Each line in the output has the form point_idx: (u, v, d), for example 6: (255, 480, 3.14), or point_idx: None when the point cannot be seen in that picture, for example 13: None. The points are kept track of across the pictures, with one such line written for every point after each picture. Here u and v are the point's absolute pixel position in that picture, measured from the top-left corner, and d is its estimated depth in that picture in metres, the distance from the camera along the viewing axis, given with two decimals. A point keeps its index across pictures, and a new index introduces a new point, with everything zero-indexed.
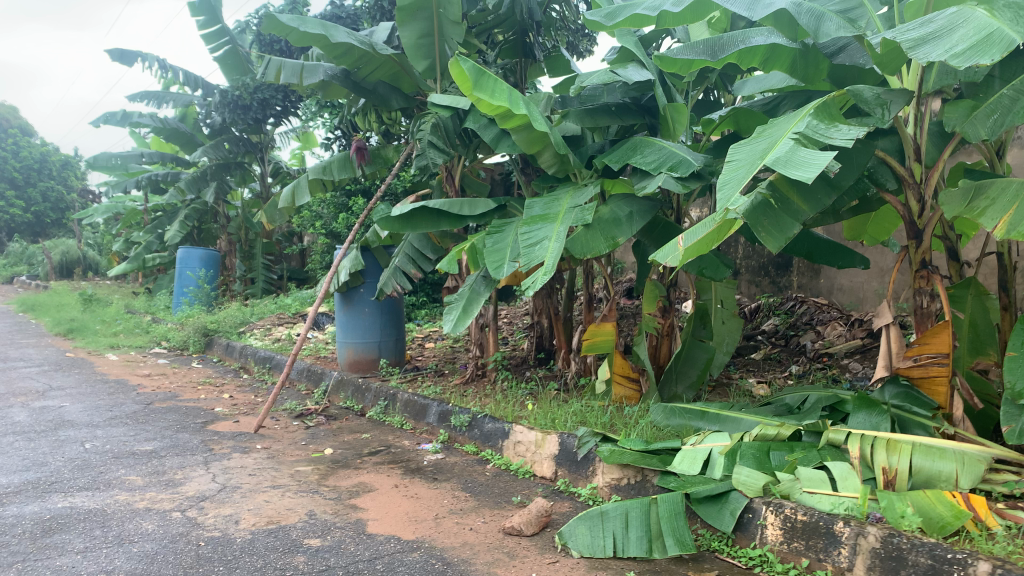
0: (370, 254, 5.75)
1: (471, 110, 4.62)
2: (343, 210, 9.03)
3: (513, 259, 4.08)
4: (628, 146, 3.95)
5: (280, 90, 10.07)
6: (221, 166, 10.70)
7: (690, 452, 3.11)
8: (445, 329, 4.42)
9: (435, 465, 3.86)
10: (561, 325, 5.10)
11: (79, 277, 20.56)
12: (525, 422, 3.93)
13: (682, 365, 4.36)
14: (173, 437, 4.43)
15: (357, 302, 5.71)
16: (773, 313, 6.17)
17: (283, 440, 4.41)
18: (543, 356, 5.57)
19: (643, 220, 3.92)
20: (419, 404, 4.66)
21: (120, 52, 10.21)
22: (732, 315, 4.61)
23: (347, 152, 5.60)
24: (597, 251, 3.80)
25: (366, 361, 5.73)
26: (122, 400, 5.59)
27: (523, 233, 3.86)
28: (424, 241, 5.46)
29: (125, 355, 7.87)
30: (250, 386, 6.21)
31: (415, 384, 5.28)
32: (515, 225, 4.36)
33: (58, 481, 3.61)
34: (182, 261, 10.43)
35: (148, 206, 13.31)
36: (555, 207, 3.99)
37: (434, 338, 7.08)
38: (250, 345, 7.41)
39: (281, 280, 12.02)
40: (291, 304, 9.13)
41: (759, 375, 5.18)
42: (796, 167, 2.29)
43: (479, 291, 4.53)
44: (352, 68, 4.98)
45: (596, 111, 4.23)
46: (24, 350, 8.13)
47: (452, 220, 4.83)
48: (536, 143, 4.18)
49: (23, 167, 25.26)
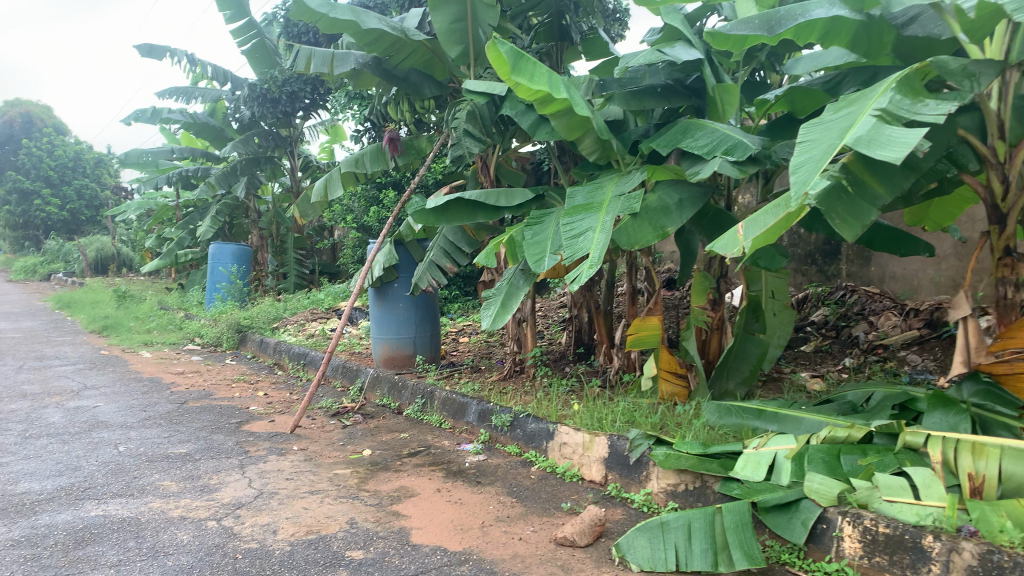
0: (403, 247, 5.59)
1: (507, 95, 4.42)
2: (374, 203, 8.90)
3: (555, 251, 3.89)
4: (678, 129, 3.74)
5: (309, 82, 9.95)
6: (251, 161, 10.63)
7: (753, 456, 2.93)
8: (482, 325, 4.23)
9: (477, 467, 3.68)
10: (602, 319, 4.89)
11: (113, 274, 20.79)
12: (569, 423, 3.73)
13: (734, 361, 4.14)
14: (207, 439, 4.31)
15: (391, 297, 5.56)
16: (822, 303, 5.86)
17: (320, 441, 4.27)
18: (582, 351, 5.35)
19: (693, 207, 3.70)
20: (457, 402, 4.48)
21: (149, 48, 10.17)
22: (784, 306, 4.28)
23: (379, 143, 5.44)
24: (644, 242, 3.62)
25: (401, 357, 5.58)
26: (156, 399, 5.50)
27: (565, 224, 3.68)
28: (458, 234, 5.25)
29: (159, 353, 7.82)
30: (284, 383, 6.10)
31: (451, 381, 5.11)
32: (555, 215, 4.16)
33: (92, 487, 3.51)
34: (214, 256, 10.37)
35: (179, 202, 13.31)
36: (598, 196, 3.79)
37: (469, 333, 6.91)
38: (283, 340, 7.31)
39: (312, 274, 11.94)
40: (324, 299, 9.03)
41: (813, 369, 4.93)
42: (881, 149, 2.13)
43: (518, 285, 4.34)
44: (384, 56, 4.82)
45: (642, 94, 4.02)
46: (60, 348, 8.12)
47: (489, 212, 4.63)
48: (576, 129, 3.99)
49: (58, 166, 25.59)
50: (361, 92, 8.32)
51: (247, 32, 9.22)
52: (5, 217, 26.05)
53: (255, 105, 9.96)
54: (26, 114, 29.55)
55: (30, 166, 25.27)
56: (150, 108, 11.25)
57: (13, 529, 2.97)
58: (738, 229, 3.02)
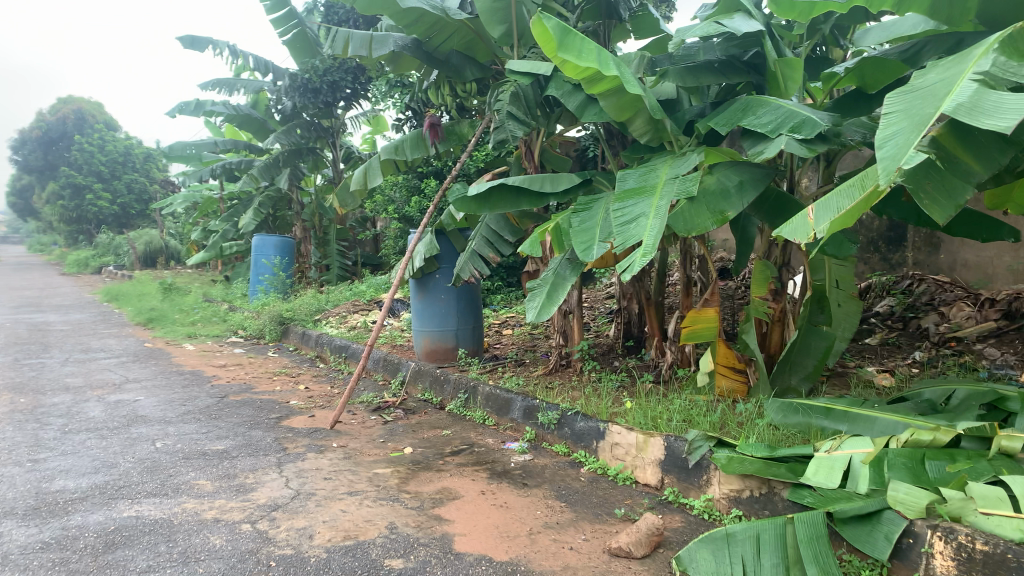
0: (444, 237, 5.41)
1: (552, 76, 4.20)
2: (416, 192, 8.75)
3: (604, 239, 3.66)
4: (738, 106, 3.49)
5: (350, 71, 9.84)
6: (293, 152, 10.56)
7: (825, 460, 2.68)
8: (527, 318, 4.01)
9: (523, 468, 3.49)
10: (653, 311, 4.64)
11: (162, 267, 21.13)
12: (621, 421, 3.51)
13: (797, 355, 3.91)
14: (245, 435, 4.19)
15: (432, 289, 5.39)
16: (887, 293, 5.52)
17: (360, 437, 4.11)
18: (632, 345, 5.10)
19: (755, 189, 3.43)
20: (501, 398, 4.28)
21: (191, 39, 10.16)
22: (849, 297, 4.12)
23: (420, 129, 5.26)
24: (703, 229, 3.39)
25: (443, 350, 5.41)
26: (196, 393, 5.41)
27: (616, 210, 3.47)
28: (501, 222, 5.04)
29: (202, 345, 7.79)
30: (325, 376, 5.97)
31: (495, 375, 4.91)
32: (604, 200, 3.93)
33: (127, 485, 3.40)
34: (258, 248, 10.34)
35: (223, 195, 13.35)
36: (651, 178, 3.57)
37: (513, 325, 6.71)
38: (325, 333, 7.20)
39: (355, 266, 11.87)
40: (366, 291, 8.92)
41: (879, 363, 4.63)
42: (990, 117, 1.87)
43: (564, 276, 4.12)
44: (424, 38, 4.63)
45: (698, 69, 3.77)
46: (106, 340, 8.15)
47: (533, 199, 4.41)
48: (626, 111, 3.79)
49: (109, 160, 26.07)
50: (401, 79, 8.17)
51: (288, 21, 9.13)
52: (58, 212, 26.65)
53: (297, 95, 9.90)
54: (78, 112, 30.18)
55: (83, 162, 25.82)
56: (193, 101, 11.26)
57: (43, 530, 2.86)
58: (808, 213, 2.76)
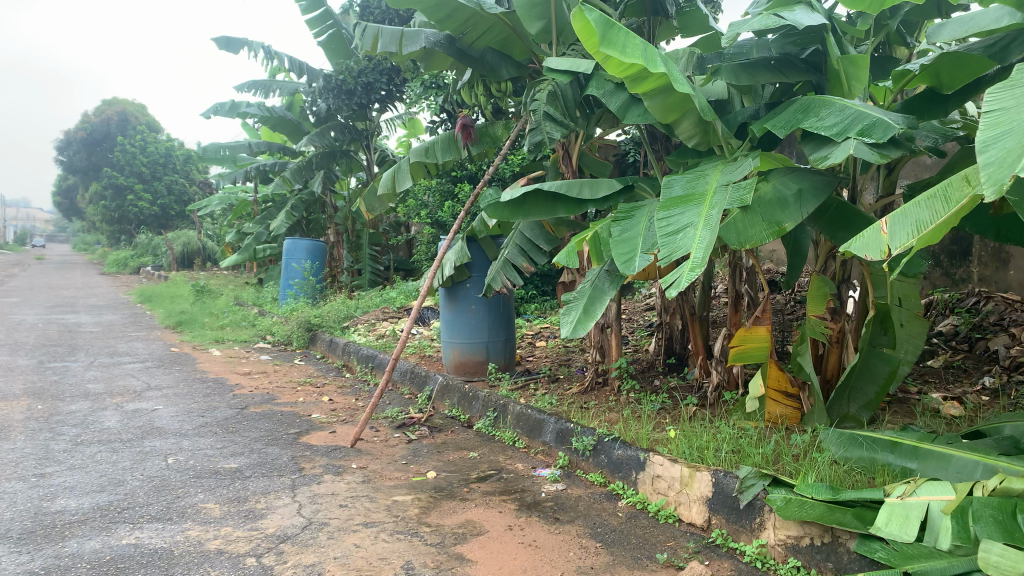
0: (476, 244, 5.15)
1: (593, 74, 3.92)
2: (449, 197, 8.53)
3: (647, 251, 3.37)
4: (798, 107, 3.16)
5: (385, 72, 9.62)
6: (327, 155, 10.40)
7: (898, 507, 2.34)
8: (562, 334, 3.72)
9: (555, 499, 3.20)
10: (697, 326, 4.32)
11: (198, 268, 21.30)
12: (665, 451, 3.20)
13: (857, 380, 3.60)
14: (261, 453, 3.96)
15: (462, 299, 5.14)
16: (950, 312, 5.13)
17: (382, 458, 3.86)
18: (674, 362, 4.78)
19: (816, 199, 3.11)
20: (533, 419, 3.99)
21: (227, 40, 10.07)
22: (914, 317, 3.74)
23: (451, 131, 4.99)
24: (758, 240, 3.07)
25: (473, 364, 5.14)
26: (216, 403, 5.22)
27: (660, 218, 3.18)
28: (536, 230, 4.76)
29: (228, 351, 7.63)
30: (351, 388, 5.74)
31: (527, 392, 4.62)
32: (647, 208, 3.63)
33: (130, 507, 3.18)
34: (289, 252, 10.19)
35: (257, 196, 13.27)
36: (700, 185, 3.28)
37: (546, 337, 6.42)
38: (352, 341, 6.98)
39: (387, 271, 11.69)
40: (396, 297, 8.71)
41: (945, 388, 4.25)
42: None
43: (603, 289, 3.82)
44: (458, 34, 4.39)
45: (753, 66, 3.44)
46: (133, 344, 8.04)
47: (570, 206, 4.12)
48: (671, 112, 3.58)
49: (150, 162, 26.39)
50: (436, 80, 7.94)
51: (324, 22, 8.98)
52: (100, 212, 27.00)
53: (331, 97, 9.73)
54: (121, 114, 30.62)
55: (125, 163, 26.13)
56: (229, 102, 11.18)
57: (34, 559, 2.64)
58: (881, 226, 2.44)
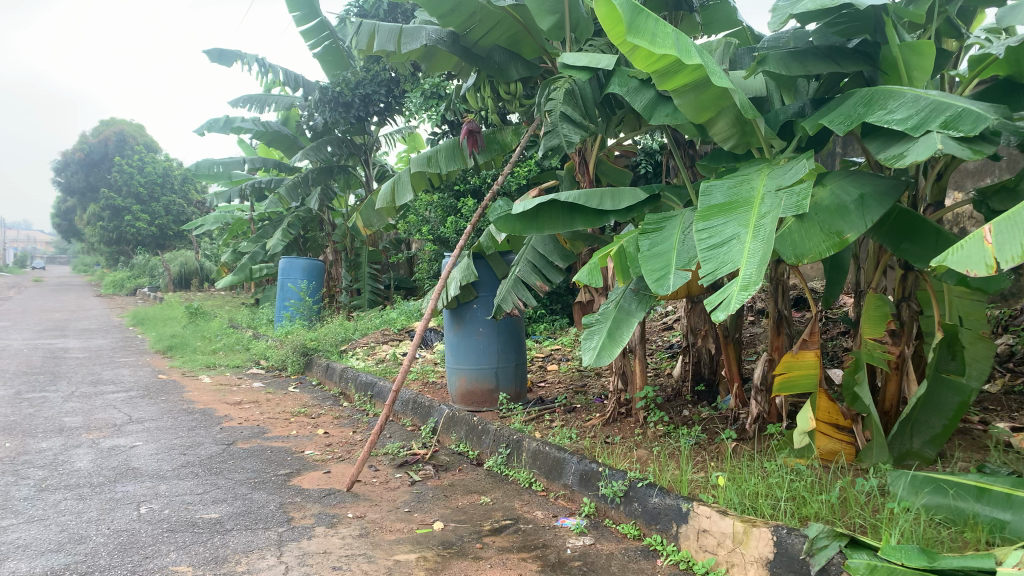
0: (483, 261, 4.72)
1: (614, 70, 3.52)
2: (452, 212, 8.12)
3: (683, 266, 2.97)
4: (859, 99, 2.75)
5: (383, 83, 9.32)
6: (323, 170, 10.00)
7: None
8: (583, 362, 3.27)
9: (582, 558, 2.75)
10: (731, 351, 3.89)
11: (196, 289, 20.93)
12: (710, 501, 2.77)
13: (921, 412, 3.17)
14: (245, 500, 3.51)
15: (469, 321, 4.71)
16: (1003, 330, 4.68)
17: (381, 505, 3.41)
18: (703, 390, 4.32)
19: (881, 205, 2.69)
20: (552, 457, 3.54)
21: (219, 53, 9.70)
22: (981, 337, 3.30)
23: (456, 139, 4.58)
24: (816, 253, 2.66)
25: (480, 393, 4.69)
26: (201, 439, 4.76)
27: (699, 230, 2.80)
28: (549, 245, 4.33)
29: (219, 378, 7.18)
30: (348, 419, 5.28)
31: (543, 425, 4.17)
32: (680, 219, 3.22)
33: (91, 571, 2.73)
34: (284, 272, 9.76)
35: (253, 215, 12.87)
36: (743, 192, 2.89)
37: (558, 360, 5.98)
38: (350, 366, 6.54)
39: (387, 290, 11.27)
40: (397, 318, 8.27)
41: (1012, 418, 3.78)
42: None
43: (630, 311, 3.38)
44: (463, 30, 3.99)
45: (803, 55, 2.98)
46: (118, 371, 7.60)
47: (588, 217, 3.67)
48: (705, 111, 3.18)
49: (148, 183, 26.02)
50: (438, 90, 7.55)
51: (320, 34, 8.62)
52: (97, 234, 26.69)
53: (327, 110, 9.33)
54: (119, 135, 30.24)
55: (122, 183, 25.73)
56: (223, 117, 10.80)
57: None
58: (983, 236, 2.02)
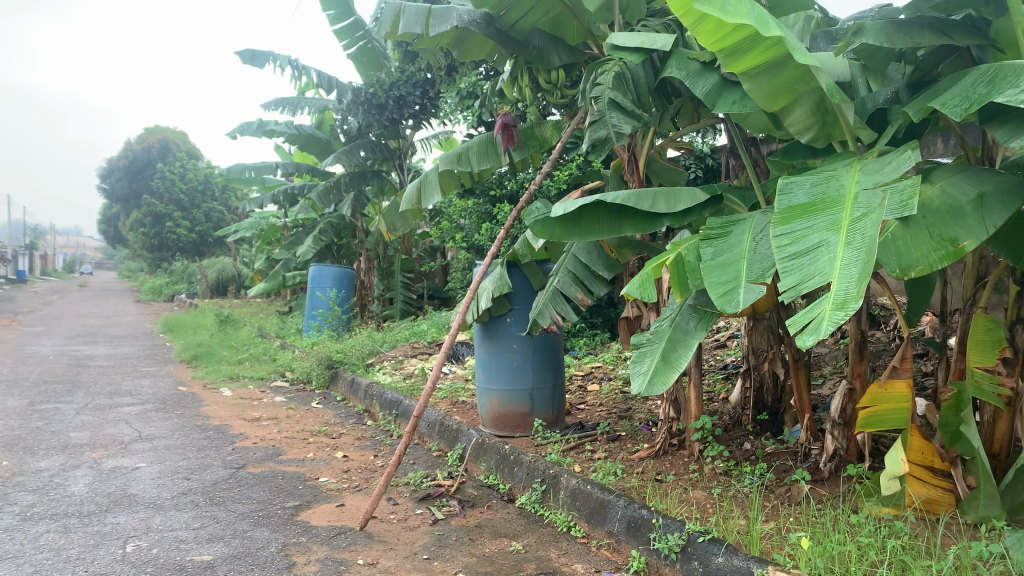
0: (518, 271, 4.27)
1: (671, 52, 3.09)
2: (487, 219, 7.72)
3: (756, 279, 2.50)
4: (979, 76, 2.25)
5: (418, 85, 8.95)
6: (356, 175, 9.64)
7: None
8: (633, 389, 2.80)
9: None
10: (802, 377, 3.37)
11: (232, 295, 20.90)
12: (788, 565, 2.29)
13: None
14: (245, 539, 3.10)
15: (501, 337, 4.26)
16: None
17: (397, 549, 2.96)
18: (766, 420, 3.83)
19: (1006, 206, 2.19)
20: (595, 498, 3.06)
21: (251, 53, 9.42)
22: None
23: (490, 134, 4.16)
24: (926, 264, 2.17)
25: (513, 417, 4.23)
26: (209, 461, 4.38)
27: (778, 236, 2.33)
28: (593, 253, 3.87)
29: (241, 391, 6.83)
30: (370, 441, 4.86)
31: (583, 456, 3.69)
32: (749, 223, 2.74)
33: None
34: (314, 279, 9.43)
35: (286, 221, 12.61)
36: (831, 189, 2.42)
37: (599, 379, 5.50)
38: (376, 382, 6.13)
39: (420, 299, 10.92)
40: (428, 330, 7.87)
41: None
42: None
43: (688, 331, 2.89)
44: (499, 9, 3.56)
45: (906, 26, 2.50)
46: (139, 381, 7.30)
47: (639, 221, 3.20)
48: (780, 98, 2.74)
49: (189, 190, 26.13)
50: (474, 89, 7.14)
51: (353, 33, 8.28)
52: (138, 240, 26.93)
53: (361, 112, 8.98)
54: (162, 142, 30.48)
55: (163, 190, 25.86)
56: (255, 121, 10.54)
57: None
58: None
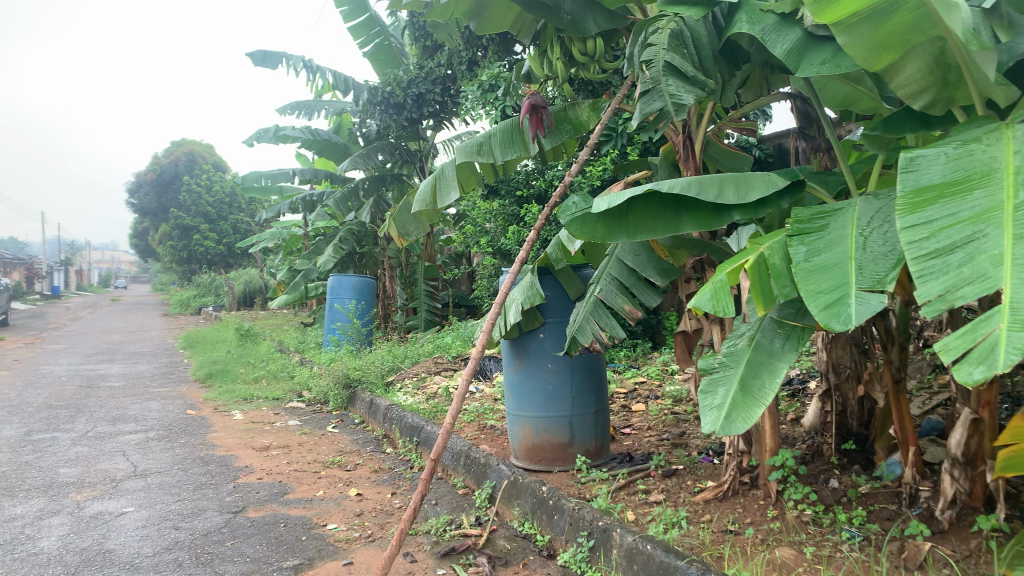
0: (551, 279, 3.69)
1: (739, 5, 2.50)
2: (514, 221, 7.15)
3: (873, 286, 1.88)
4: None
5: (438, 82, 8.27)
6: (376, 180, 9.13)
7: None
8: (706, 429, 2.18)
9: None
10: (903, 402, 2.70)
11: (258, 307, 20.67)
12: None
13: None
14: None
15: (534, 355, 3.68)
16: None
17: None
18: (853, 451, 3.18)
19: None
20: (657, 563, 2.45)
21: (263, 54, 8.95)
22: None
23: (514, 120, 3.60)
24: None
25: (550, 448, 3.64)
26: (205, 503, 3.85)
27: (909, 227, 1.72)
28: (640, 256, 3.26)
29: (253, 414, 6.32)
30: (388, 476, 4.29)
31: (636, 500, 3.08)
32: (853, 215, 2.13)
33: None
34: (333, 290, 8.92)
35: (307, 231, 12.15)
36: (977, 163, 1.78)
37: (645, 397, 4.89)
38: (396, 403, 5.57)
39: (446, 308, 10.39)
40: (454, 343, 7.31)
41: None
42: None
43: (774, 353, 2.27)
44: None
45: None
46: (148, 404, 6.84)
47: (700, 216, 2.59)
48: (886, 55, 2.12)
49: (215, 202, 25.90)
50: (497, 80, 6.57)
51: None
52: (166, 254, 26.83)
53: (378, 112, 8.40)
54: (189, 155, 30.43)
55: (189, 203, 25.68)
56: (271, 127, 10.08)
57: None
58: None
